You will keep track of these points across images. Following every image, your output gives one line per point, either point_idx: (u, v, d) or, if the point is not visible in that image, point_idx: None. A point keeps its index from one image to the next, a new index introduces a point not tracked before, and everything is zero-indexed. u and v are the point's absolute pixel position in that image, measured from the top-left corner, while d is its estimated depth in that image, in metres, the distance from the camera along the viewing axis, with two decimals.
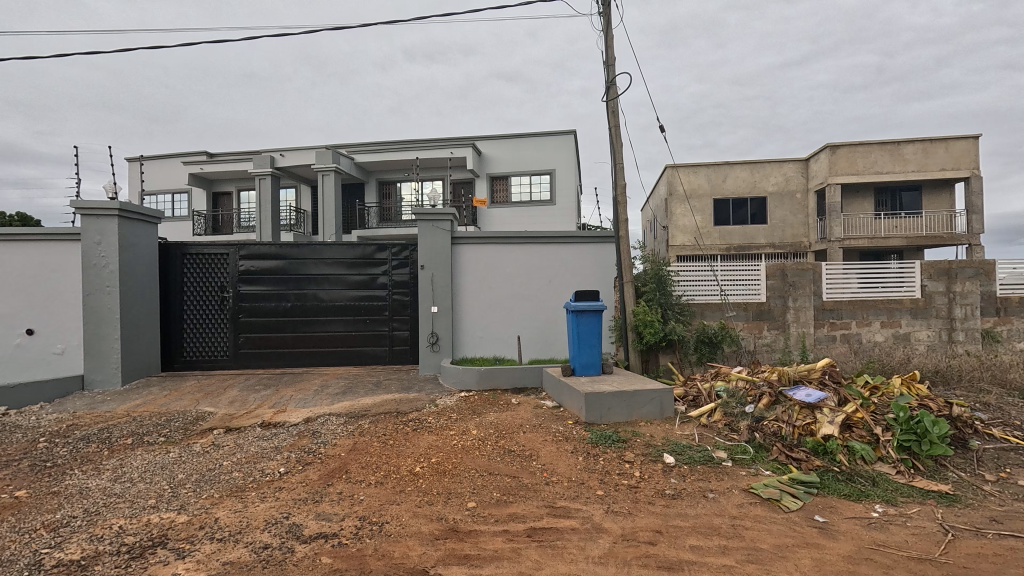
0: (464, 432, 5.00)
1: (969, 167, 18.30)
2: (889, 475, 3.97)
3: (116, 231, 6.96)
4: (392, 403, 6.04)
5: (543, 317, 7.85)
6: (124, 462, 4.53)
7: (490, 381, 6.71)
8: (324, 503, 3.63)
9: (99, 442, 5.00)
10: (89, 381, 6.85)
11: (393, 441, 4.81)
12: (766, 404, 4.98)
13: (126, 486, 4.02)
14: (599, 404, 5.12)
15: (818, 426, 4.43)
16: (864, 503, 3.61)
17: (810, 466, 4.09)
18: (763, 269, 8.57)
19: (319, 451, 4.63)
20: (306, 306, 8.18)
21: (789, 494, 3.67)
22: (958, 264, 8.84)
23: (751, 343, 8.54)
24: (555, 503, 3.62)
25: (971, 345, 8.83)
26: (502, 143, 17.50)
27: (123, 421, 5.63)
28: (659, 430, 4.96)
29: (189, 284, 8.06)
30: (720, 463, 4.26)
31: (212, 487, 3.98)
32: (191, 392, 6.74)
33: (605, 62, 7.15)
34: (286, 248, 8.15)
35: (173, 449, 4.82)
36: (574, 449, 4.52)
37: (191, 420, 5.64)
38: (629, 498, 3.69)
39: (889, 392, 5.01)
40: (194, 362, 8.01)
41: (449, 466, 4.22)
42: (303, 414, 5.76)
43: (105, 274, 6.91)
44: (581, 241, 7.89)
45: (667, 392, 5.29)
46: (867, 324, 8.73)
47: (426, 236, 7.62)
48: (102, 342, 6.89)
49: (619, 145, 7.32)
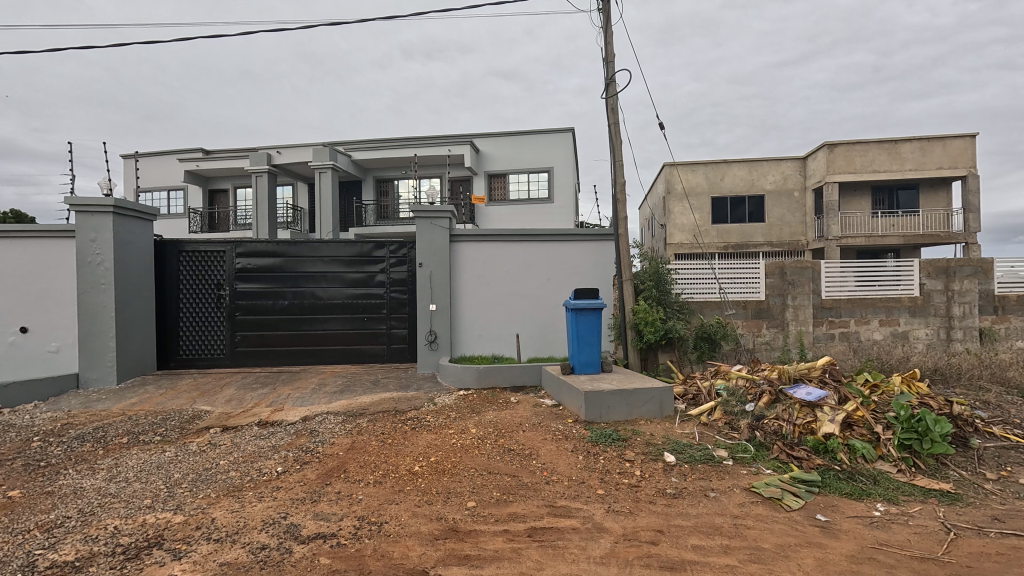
0: (463, 431, 4.96)
1: (967, 166, 18.32)
2: (890, 473, 3.96)
3: (110, 228, 6.89)
4: (391, 402, 6.00)
5: (542, 316, 7.81)
6: (119, 461, 4.47)
7: (489, 379, 6.67)
8: (322, 503, 3.59)
9: (94, 441, 4.94)
10: (84, 380, 6.78)
11: (391, 440, 4.77)
12: (766, 403, 4.96)
13: (121, 486, 3.97)
14: (598, 403, 5.09)
15: (819, 425, 4.41)
16: (866, 502, 3.59)
17: (811, 465, 4.07)
18: (762, 267, 8.56)
19: (317, 451, 4.59)
20: (304, 304, 8.12)
21: (790, 493, 3.65)
22: (956, 262, 8.80)
23: (751, 341, 8.53)
24: (555, 503, 3.59)
25: (969, 343, 8.83)
26: (501, 141, 17.44)
27: (118, 419, 5.57)
28: (659, 429, 4.94)
29: (185, 282, 7.99)
30: (721, 462, 4.23)
31: (208, 487, 3.93)
32: (187, 390, 6.68)
33: (605, 59, 7.11)
34: (283, 245, 8.09)
35: (169, 449, 4.76)
36: (574, 448, 4.49)
37: (187, 419, 5.58)
38: (630, 497, 3.67)
39: (889, 391, 4.99)
40: (190, 361, 7.95)
41: (448, 465, 4.18)
42: (300, 412, 5.71)
43: (100, 272, 6.84)
44: (581, 239, 7.86)
45: (667, 391, 5.26)
46: (866, 322, 8.73)
47: (424, 233, 7.57)
48: (97, 341, 6.82)
49: (618, 142, 7.29)
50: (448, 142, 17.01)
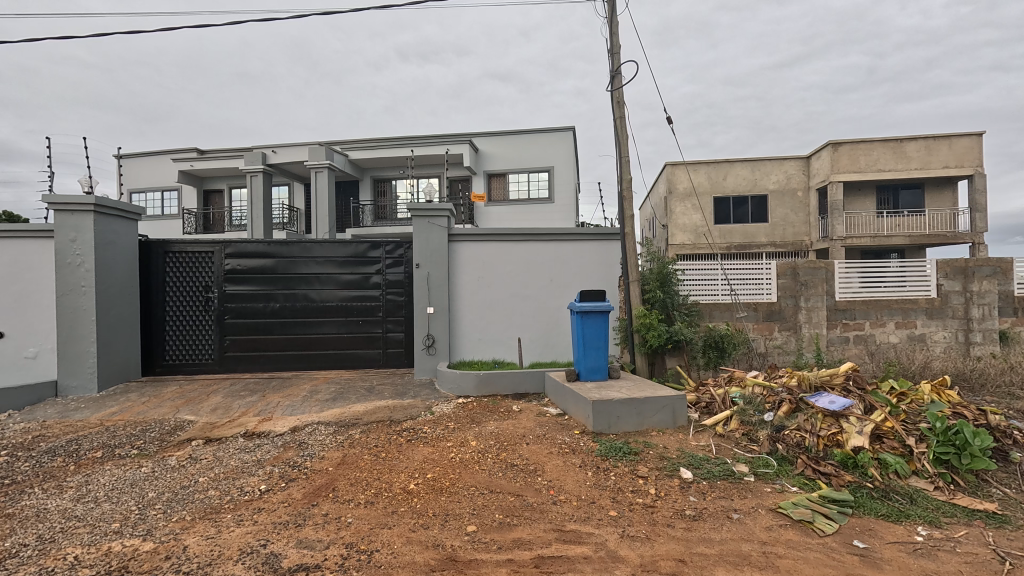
0: (463, 443, 4.62)
1: (974, 165, 18.00)
2: (928, 492, 3.65)
3: (91, 228, 6.54)
4: (385, 411, 5.67)
5: (545, 318, 7.49)
6: (90, 478, 4.14)
7: (489, 386, 6.35)
8: (306, 528, 3.25)
9: (66, 455, 4.60)
10: (63, 387, 6.43)
11: (385, 455, 4.43)
12: (786, 412, 4.63)
13: (89, 507, 3.63)
14: (607, 413, 4.76)
15: (846, 437, 4.10)
16: (905, 526, 3.27)
17: (841, 482, 3.74)
18: (773, 269, 8.26)
19: (305, 466, 4.25)
20: (296, 307, 7.79)
21: (822, 515, 3.32)
22: (975, 262, 8.49)
23: (762, 345, 8.21)
24: (564, 526, 3.26)
25: (989, 347, 8.52)
26: (500, 140, 17.09)
27: (94, 431, 5.22)
28: (673, 441, 4.61)
29: (171, 283, 7.66)
30: (742, 478, 3.90)
31: (184, 508, 3.59)
32: (172, 398, 6.35)
33: (609, 49, 6.79)
34: (275, 245, 7.77)
35: (146, 464, 4.42)
36: (582, 463, 4.16)
37: (168, 431, 5.24)
38: (646, 520, 3.33)
39: (920, 399, 4.64)
40: (177, 366, 7.61)
41: (446, 483, 3.85)
42: (289, 422, 5.38)
43: (80, 273, 6.49)
44: (584, 239, 7.53)
45: (679, 399, 4.93)
46: (881, 325, 8.42)
47: (421, 233, 7.27)
48: (76, 346, 6.47)
49: (624, 136, 6.98)
50: (446, 141, 16.74)
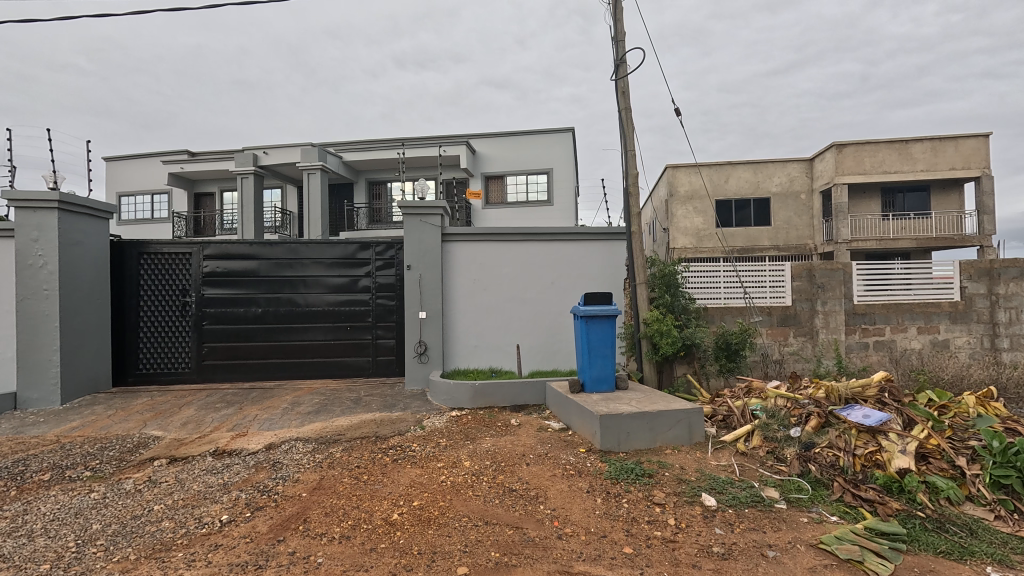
0: (455, 464, 4.13)
1: (981, 167, 17.70)
2: (988, 522, 3.19)
3: (55, 226, 6.06)
4: (371, 426, 5.16)
5: (545, 323, 7.01)
6: (29, 507, 3.62)
7: (485, 398, 5.86)
8: (268, 571, 2.75)
9: (8, 478, 4.09)
10: (22, 400, 5.92)
11: (367, 478, 3.93)
12: (815, 427, 4.16)
13: (17, 544, 3.12)
14: (617, 429, 4.28)
15: (888, 457, 3.67)
16: (972, 565, 2.79)
17: (889, 511, 3.27)
18: (786, 271, 7.82)
19: (275, 491, 3.75)
20: (281, 311, 7.30)
21: (873, 553, 2.83)
22: (1000, 264, 8.07)
23: (777, 351, 7.74)
24: (571, 568, 2.77)
25: (1016, 353, 8.08)
26: (498, 141, 16.68)
27: (47, 449, 4.72)
28: (690, 460, 4.13)
29: (145, 286, 7.17)
30: (774, 506, 3.42)
31: (128, 545, 3.08)
32: (140, 411, 5.83)
33: (614, 36, 6.35)
34: (257, 246, 7.29)
35: (97, 489, 3.92)
36: (590, 488, 3.67)
37: (129, 449, 4.73)
38: (667, 560, 2.84)
39: (964, 413, 4.18)
40: (151, 375, 7.11)
41: (435, 512, 3.36)
42: (265, 439, 4.88)
43: (44, 275, 6.01)
44: (587, 239, 7.07)
45: (695, 413, 4.46)
46: (903, 330, 7.95)
47: (412, 232, 6.79)
48: (38, 354, 5.97)
49: (630, 128, 6.54)
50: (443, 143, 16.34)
